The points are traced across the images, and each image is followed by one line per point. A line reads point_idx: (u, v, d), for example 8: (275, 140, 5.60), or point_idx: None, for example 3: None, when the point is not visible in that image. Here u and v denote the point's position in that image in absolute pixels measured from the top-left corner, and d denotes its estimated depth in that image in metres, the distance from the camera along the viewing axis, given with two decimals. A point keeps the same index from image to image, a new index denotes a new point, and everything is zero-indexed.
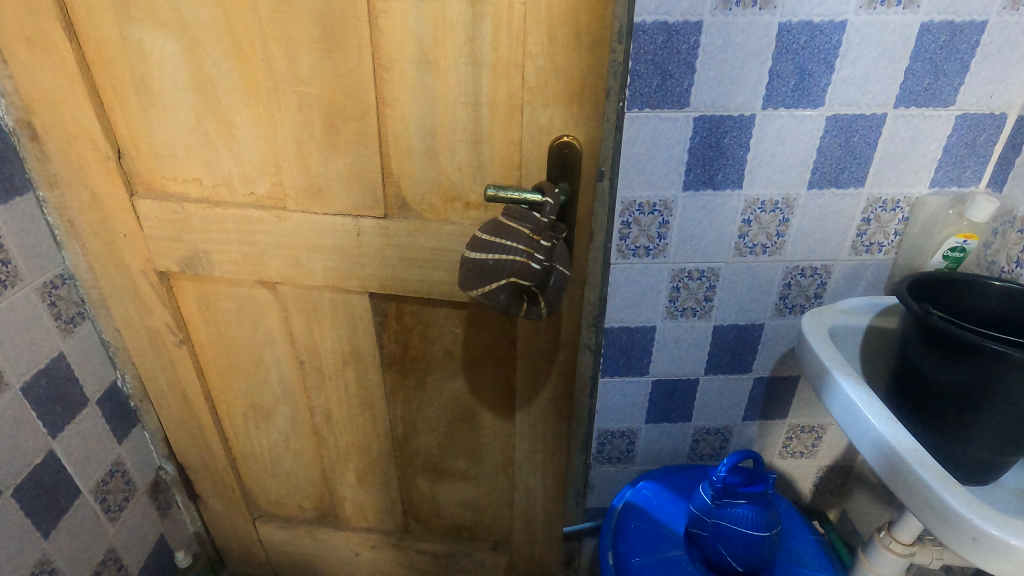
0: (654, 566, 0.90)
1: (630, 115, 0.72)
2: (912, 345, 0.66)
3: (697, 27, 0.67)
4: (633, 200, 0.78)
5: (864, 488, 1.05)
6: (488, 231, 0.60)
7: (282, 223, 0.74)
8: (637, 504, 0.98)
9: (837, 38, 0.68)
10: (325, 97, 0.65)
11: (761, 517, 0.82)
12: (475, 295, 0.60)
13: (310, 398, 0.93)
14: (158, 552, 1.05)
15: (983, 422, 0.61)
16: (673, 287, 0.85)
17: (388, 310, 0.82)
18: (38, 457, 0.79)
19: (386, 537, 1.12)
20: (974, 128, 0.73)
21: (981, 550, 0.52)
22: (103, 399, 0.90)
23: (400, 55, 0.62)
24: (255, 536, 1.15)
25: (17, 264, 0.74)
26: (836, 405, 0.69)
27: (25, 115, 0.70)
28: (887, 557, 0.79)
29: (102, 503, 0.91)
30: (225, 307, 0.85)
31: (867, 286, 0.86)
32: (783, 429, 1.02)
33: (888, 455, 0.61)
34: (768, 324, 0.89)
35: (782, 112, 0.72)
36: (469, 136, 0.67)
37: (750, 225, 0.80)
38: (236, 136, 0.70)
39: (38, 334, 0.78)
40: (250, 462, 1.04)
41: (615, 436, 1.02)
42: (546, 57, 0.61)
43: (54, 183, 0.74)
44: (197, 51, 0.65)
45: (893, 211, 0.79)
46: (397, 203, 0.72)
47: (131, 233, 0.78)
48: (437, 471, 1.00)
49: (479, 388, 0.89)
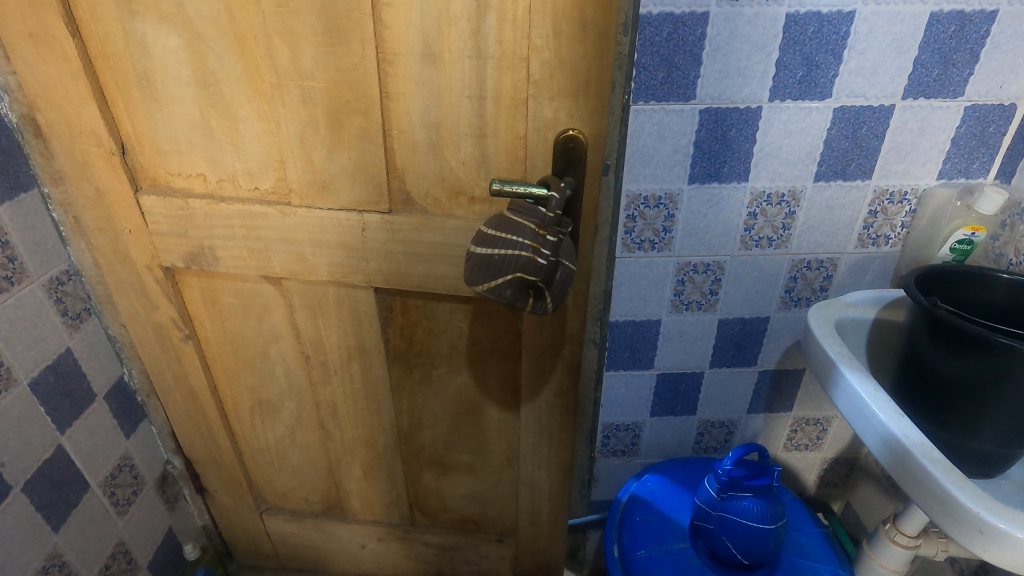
0: (660, 558, 0.91)
1: (635, 108, 0.71)
2: (920, 338, 0.65)
3: (703, 18, 0.66)
4: (638, 194, 0.77)
5: (870, 479, 1.06)
6: (494, 227, 0.60)
7: (287, 219, 0.74)
8: (642, 497, 0.99)
9: (845, 28, 0.67)
10: (330, 92, 0.65)
11: (766, 509, 0.83)
12: (482, 290, 0.60)
13: (315, 392, 0.93)
14: (166, 545, 1.06)
15: (990, 415, 0.61)
16: (678, 281, 0.85)
17: (394, 304, 0.82)
18: (47, 452, 0.79)
19: (393, 529, 1.12)
20: (983, 120, 0.72)
21: (988, 543, 0.52)
22: (110, 394, 0.91)
23: (404, 49, 0.62)
24: (262, 529, 1.16)
25: (23, 260, 0.74)
26: (842, 398, 0.69)
27: (28, 112, 0.70)
28: (893, 549, 0.79)
29: (111, 497, 0.91)
30: (230, 302, 0.85)
31: (873, 279, 0.86)
32: (788, 422, 1.02)
33: (894, 448, 0.61)
34: (774, 317, 0.89)
35: (789, 104, 0.71)
36: (474, 130, 0.66)
37: (756, 218, 0.79)
38: (240, 131, 0.69)
39: (46, 330, 0.78)
40: (257, 455, 1.04)
41: (619, 429, 1.02)
42: (551, 50, 0.60)
43: (58, 179, 0.74)
44: (200, 45, 0.64)
45: (900, 204, 0.79)
46: (402, 198, 0.72)
47: (136, 229, 0.78)
48: (443, 463, 1.01)
49: (483, 381, 0.89)
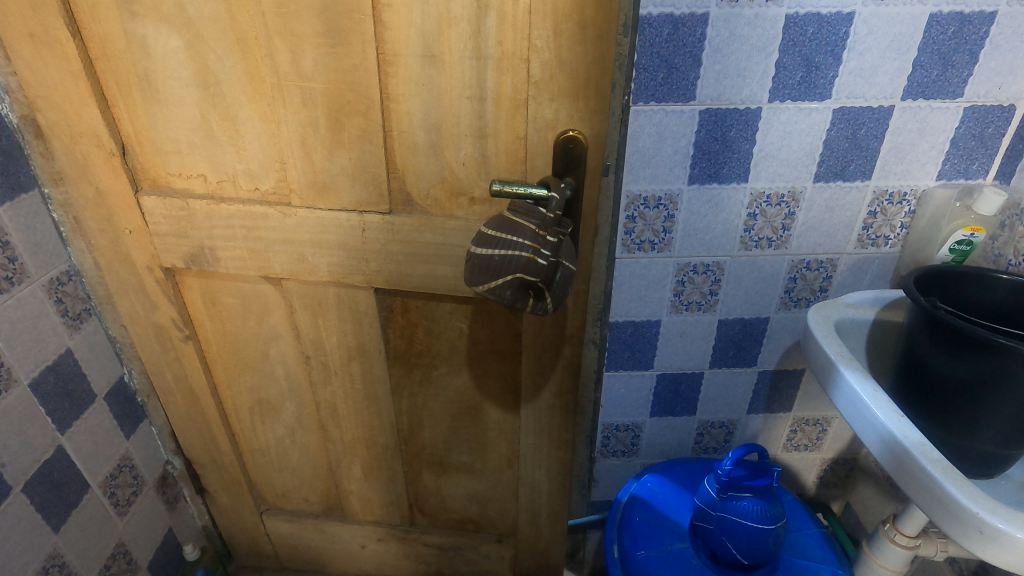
0: (660, 558, 0.91)
1: (635, 109, 0.72)
2: (920, 339, 0.66)
3: (703, 19, 0.66)
4: (638, 195, 0.78)
5: (870, 480, 1.06)
6: (494, 227, 0.60)
7: (287, 219, 0.74)
8: (642, 497, 0.99)
9: (845, 29, 0.67)
10: (330, 93, 0.65)
11: (765, 510, 0.83)
12: (482, 291, 0.60)
13: (315, 392, 0.93)
14: (166, 546, 1.06)
15: (989, 415, 0.61)
16: (678, 281, 0.85)
17: (394, 305, 0.83)
18: (47, 453, 0.80)
19: (393, 530, 1.13)
20: (983, 121, 0.73)
21: (987, 543, 0.52)
22: (110, 394, 0.91)
23: (404, 49, 0.62)
24: (262, 529, 1.16)
25: (23, 261, 0.74)
26: (841, 398, 0.69)
27: (29, 112, 0.70)
28: (892, 549, 0.79)
29: (111, 497, 0.92)
30: (230, 302, 0.85)
31: (873, 280, 0.86)
32: (788, 422, 1.02)
33: (894, 449, 0.61)
34: (774, 318, 0.89)
35: (788, 104, 0.71)
36: (474, 131, 0.67)
37: (755, 219, 0.80)
38: (241, 131, 0.69)
39: (46, 330, 0.78)
40: (257, 455, 1.04)
41: (619, 429, 1.03)
42: (551, 51, 0.61)
43: (59, 179, 0.74)
44: (201, 46, 0.64)
45: (900, 204, 0.79)
46: (402, 198, 0.72)
47: (137, 230, 0.78)
48: (443, 464, 1.01)
49: (483, 381, 0.90)
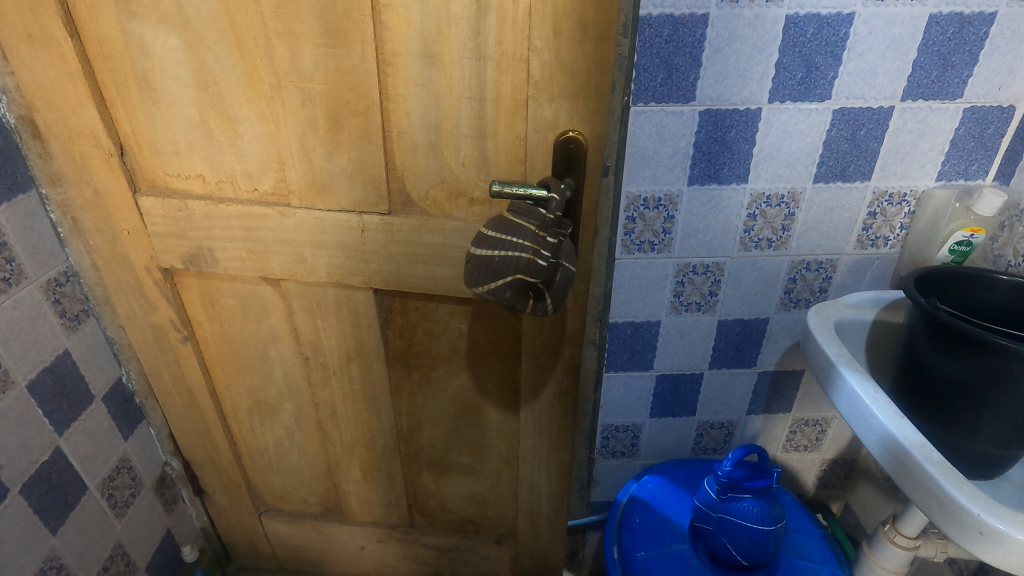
0: (660, 559, 0.91)
1: (634, 109, 0.71)
2: (920, 340, 0.65)
3: (703, 19, 0.66)
4: (637, 195, 0.78)
5: (870, 480, 1.06)
6: (494, 227, 0.60)
7: (286, 221, 0.74)
8: (642, 498, 0.99)
9: (845, 30, 0.67)
10: (329, 93, 0.65)
11: (766, 511, 0.83)
12: (481, 292, 0.60)
13: (314, 393, 0.93)
14: (164, 548, 1.06)
15: (989, 416, 0.61)
16: (678, 282, 0.85)
17: (393, 306, 0.82)
18: (45, 454, 0.79)
19: (392, 531, 1.12)
20: (982, 122, 0.73)
21: (989, 544, 0.52)
22: (109, 395, 0.91)
23: (403, 49, 0.62)
24: (261, 531, 1.15)
25: (21, 262, 0.74)
26: (841, 399, 0.69)
27: (26, 112, 0.69)
28: (893, 550, 0.79)
29: (109, 499, 0.91)
30: (229, 303, 0.85)
31: (872, 280, 0.86)
32: (788, 422, 1.02)
33: (895, 450, 0.61)
34: (773, 318, 0.89)
35: (788, 104, 0.71)
36: (474, 131, 0.66)
37: (755, 220, 0.80)
38: (239, 132, 0.69)
39: (44, 331, 0.78)
40: (256, 456, 1.04)
41: (619, 430, 1.02)
42: (551, 51, 0.60)
43: (57, 180, 0.74)
44: (199, 46, 0.64)
45: (899, 205, 0.79)
46: (401, 199, 0.72)
47: (135, 230, 0.78)
48: (442, 465, 1.01)
49: (483, 382, 0.89)
